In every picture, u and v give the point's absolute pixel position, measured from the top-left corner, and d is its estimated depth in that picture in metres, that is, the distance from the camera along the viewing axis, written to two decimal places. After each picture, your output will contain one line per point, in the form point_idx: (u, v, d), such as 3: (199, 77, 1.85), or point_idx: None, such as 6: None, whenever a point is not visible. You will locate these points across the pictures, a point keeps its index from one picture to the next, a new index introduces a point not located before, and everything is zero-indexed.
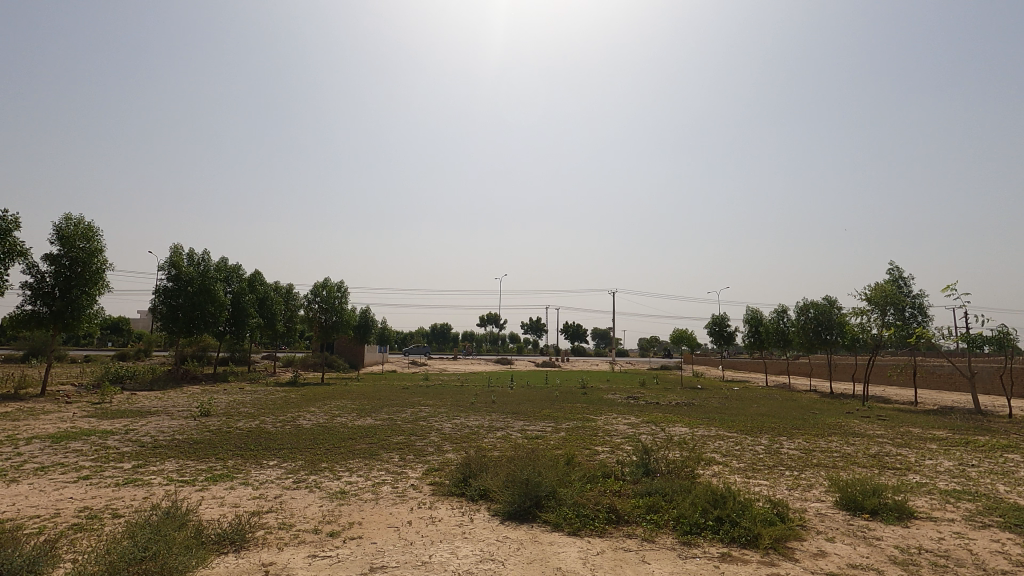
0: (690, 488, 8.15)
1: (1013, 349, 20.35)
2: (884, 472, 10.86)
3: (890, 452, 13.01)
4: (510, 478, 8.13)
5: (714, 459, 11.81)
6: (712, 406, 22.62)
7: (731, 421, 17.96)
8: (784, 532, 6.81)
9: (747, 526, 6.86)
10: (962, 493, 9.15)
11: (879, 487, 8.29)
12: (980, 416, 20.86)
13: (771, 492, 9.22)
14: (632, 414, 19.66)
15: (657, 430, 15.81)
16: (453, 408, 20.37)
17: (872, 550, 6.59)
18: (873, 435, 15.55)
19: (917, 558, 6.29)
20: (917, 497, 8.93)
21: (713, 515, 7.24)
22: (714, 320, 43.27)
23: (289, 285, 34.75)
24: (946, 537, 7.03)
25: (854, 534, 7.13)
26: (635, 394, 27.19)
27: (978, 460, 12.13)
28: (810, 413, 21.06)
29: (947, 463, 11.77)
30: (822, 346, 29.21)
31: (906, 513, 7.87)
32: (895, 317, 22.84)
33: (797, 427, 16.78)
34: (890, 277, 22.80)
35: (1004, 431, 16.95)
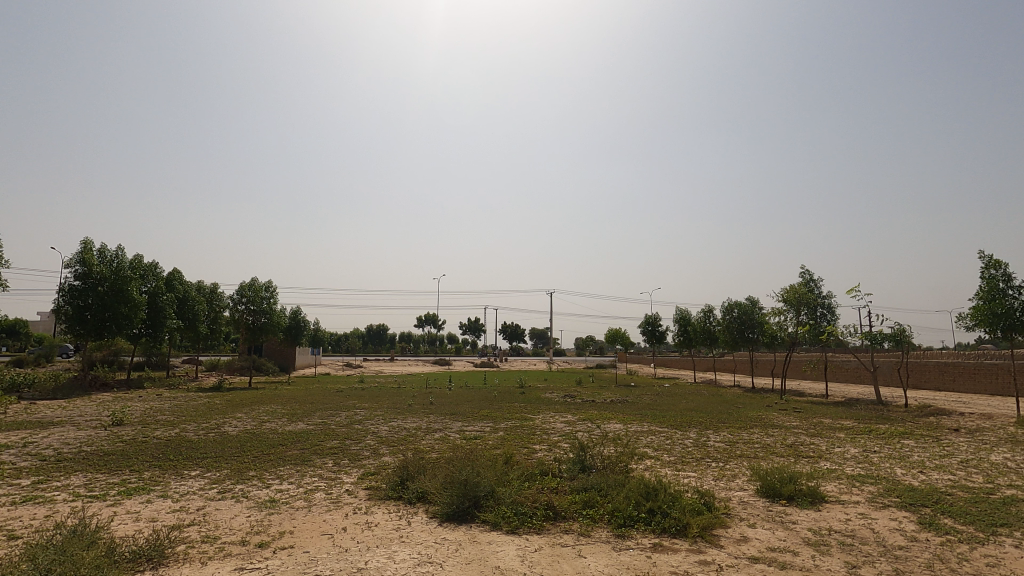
0: (623, 481, 8.44)
1: (909, 345, 22.44)
2: (799, 460, 11.70)
3: (804, 441, 14.03)
4: (449, 479, 8.09)
5: (646, 453, 12.27)
6: (644, 402, 23.55)
7: (662, 417, 18.70)
8: (710, 520, 7.20)
9: (677, 516, 7.21)
10: (866, 478, 9.98)
11: (795, 475, 8.91)
12: (882, 406, 22.80)
13: (697, 483, 9.72)
14: (568, 412, 20.08)
15: (593, 427, 16.26)
16: (390, 410, 20.06)
17: (788, 533, 7.09)
18: (789, 426, 16.64)
19: (827, 539, 6.82)
20: (826, 482, 9.68)
21: (646, 508, 7.52)
22: (647, 320, 44.96)
23: (212, 285, 32.91)
24: (852, 517, 7.69)
25: (773, 520, 7.64)
26: (572, 393, 27.77)
27: (880, 447, 13.28)
28: (734, 407, 22.42)
29: (854, 450, 12.81)
30: (744, 343, 31.01)
31: (817, 498, 8.51)
32: (808, 316, 24.62)
33: (721, 421, 17.74)
34: (804, 279, 24.57)
35: (901, 419, 18.72)
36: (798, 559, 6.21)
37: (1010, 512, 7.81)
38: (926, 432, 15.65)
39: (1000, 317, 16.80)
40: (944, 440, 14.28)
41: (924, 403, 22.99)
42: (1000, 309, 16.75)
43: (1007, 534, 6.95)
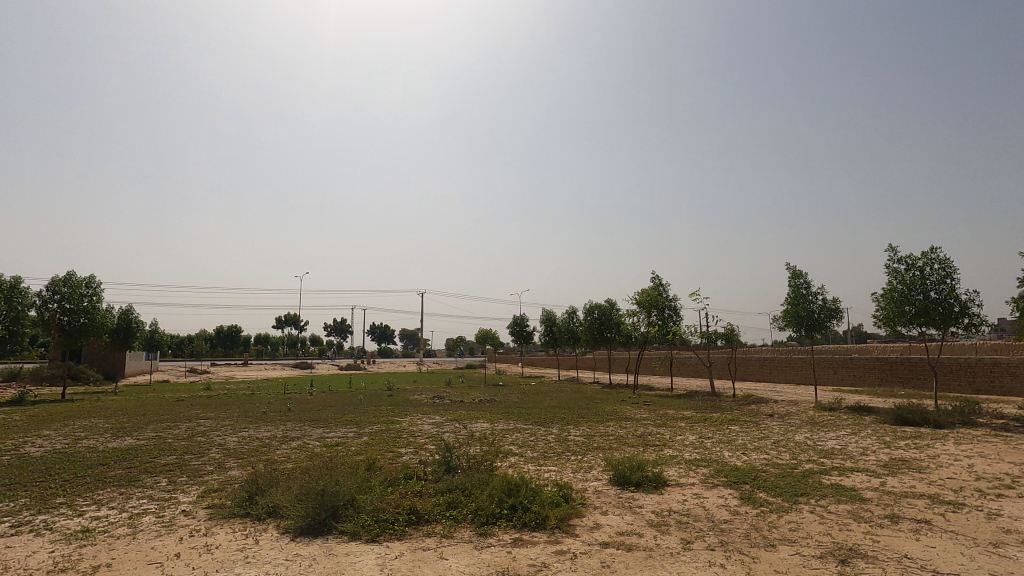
0: (487, 480, 8.49)
1: (737, 343, 25.61)
2: (646, 449, 12.75)
3: (651, 431, 15.36)
4: (304, 490, 7.50)
5: (510, 450, 12.50)
6: (511, 401, 24.14)
7: (528, 414, 19.27)
8: (567, 511, 7.49)
9: (537, 510, 7.40)
10: (702, 462, 11.12)
11: (643, 463, 9.63)
12: (716, 397, 25.73)
13: (557, 476, 10.10)
14: (436, 413, 19.88)
15: (460, 428, 16.25)
16: (240, 419, 18.27)
17: (635, 516, 7.64)
18: (640, 418, 18.06)
19: (667, 519, 7.46)
20: (669, 468, 10.61)
21: (507, 505, 7.61)
22: (515, 320, 46.21)
23: (14, 279, 27.06)
24: (689, 498, 8.49)
25: (623, 506, 8.17)
26: (441, 394, 27.58)
27: (713, 434, 14.92)
28: (593, 402, 23.88)
29: (693, 438, 14.24)
30: (603, 342, 33.18)
31: (661, 482, 9.29)
32: (657, 317, 26.98)
33: (581, 416, 18.77)
34: (654, 284, 26.90)
35: (729, 408, 21.32)
36: (643, 540, 6.68)
37: (809, 483, 9.19)
38: (749, 418, 17.93)
39: (803, 318, 19.81)
40: (763, 424, 16.45)
41: (747, 393, 26.45)
42: (804, 311, 19.76)
43: (806, 502, 8.14)
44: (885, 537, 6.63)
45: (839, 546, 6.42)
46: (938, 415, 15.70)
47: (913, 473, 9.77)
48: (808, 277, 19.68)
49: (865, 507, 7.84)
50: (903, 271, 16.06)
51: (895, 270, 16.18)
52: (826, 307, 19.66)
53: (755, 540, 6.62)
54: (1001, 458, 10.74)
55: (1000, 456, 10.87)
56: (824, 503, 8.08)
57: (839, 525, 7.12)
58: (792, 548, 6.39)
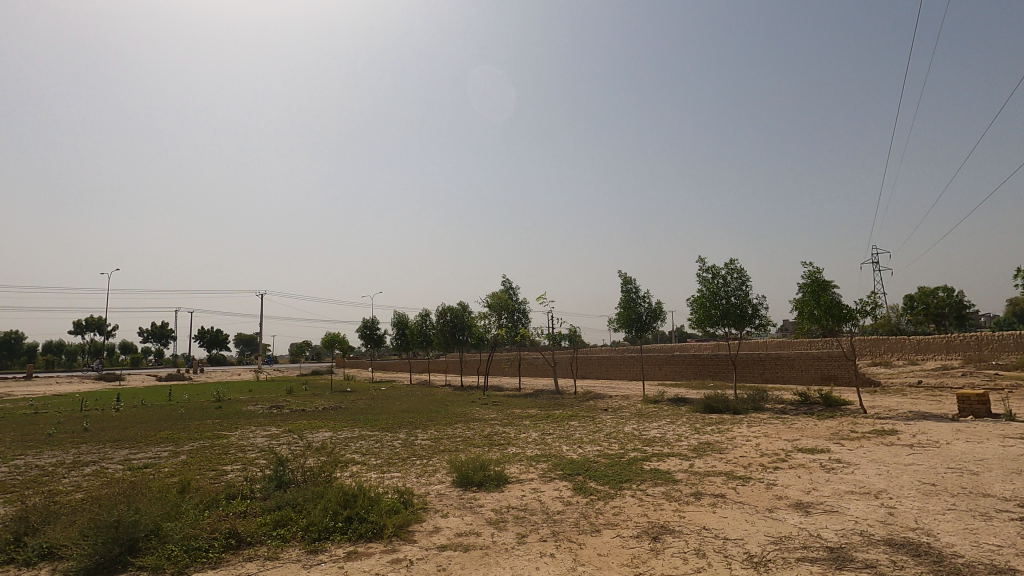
0: (324, 491, 7.67)
1: (578, 344, 27.27)
2: (491, 448, 12.86)
3: (497, 431, 15.62)
4: (88, 522, 5.86)
5: (351, 460, 11.63)
6: (358, 407, 22.98)
7: (374, 420, 18.41)
8: (406, 517, 7.17)
9: (375, 519, 6.93)
10: (541, 457, 11.40)
11: (485, 463, 9.68)
12: (559, 395, 27.08)
13: (398, 482, 9.69)
14: (273, 424, 18.06)
15: (298, 438, 14.95)
16: (11, 444, 14.84)
17: (474, 517, 7.55)
18: (488, 419, 18.23)
19: (505, 516, 7.51)
20: (511, 465, 10.83)
21: (344, 518, 6.99)
22: (365, 323, 44.36)
23: None
24: (527, 493, 8.71)
25: (463, 506, 8.10)
26: (279, 403, 25.29)
27: (554, 430, 15.61)
28: (444, 404, 23.73)
29: (536, 435, 14.70)
30: (455, 345, 33.22)
31: (502, 481, 9.39)
32: (507, 320, 27.69)
33: (431, 419, 18.49)
34: (505, 287, 27.58)
35: (571, 404, 22.61)
36: (482, 538, 6.57)
37: (632, 469, 9.76)
38: (587, 414, 19.07)
39: (633, 319, 21.71)
40: (598, 419, 17.58)
41: (587, 390, 28.36)
42: (634, 313, 21.66)
43: (629, 487, 8.50)
44: (690, 513, 6.89)
45: (652, 525, 6.57)
46: (736, 403, 18.16)
47: (714, 454, 11.10)
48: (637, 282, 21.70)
49: (676, 487, 8.35)
50: (710, 278, 18.38)
51: (704, 278, 18.45)
52: (651, 309, 21.81)
53: (582, 527, 6.60)
54: (779, 436, 12.71)
55: (779, 435, 12.85)
56: (643, 486, 8.46)
57: (654, 506, 7.38)
58: (613, 531, 6.45)
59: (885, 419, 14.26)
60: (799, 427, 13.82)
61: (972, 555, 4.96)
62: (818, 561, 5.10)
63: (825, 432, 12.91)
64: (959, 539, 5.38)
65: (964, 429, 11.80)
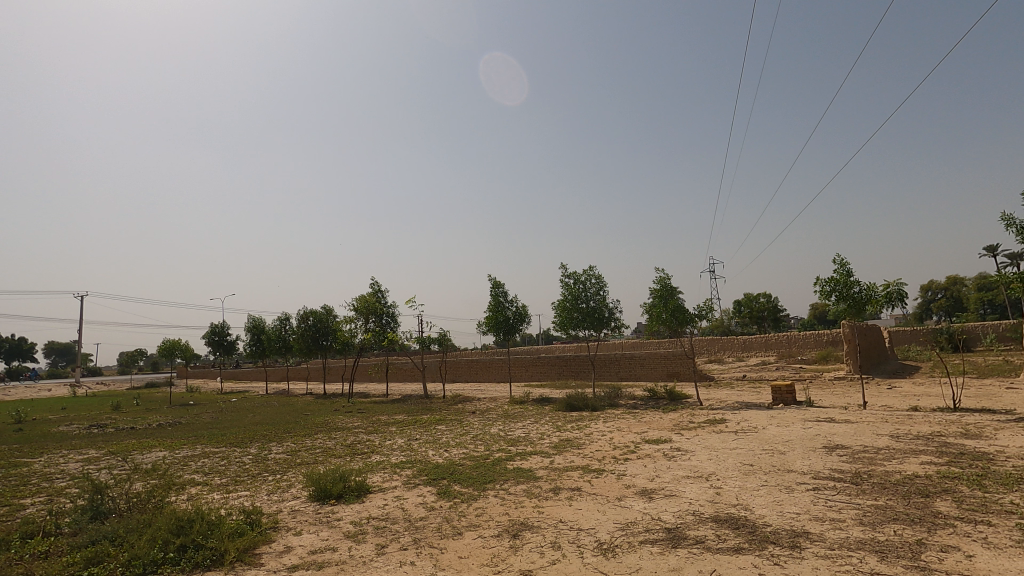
0: (149, 518, 5.92)
1: (448, 347, 27.07)
2: (353, 458, 12.07)
3: (361, 439, 14.80)
4: None
5: (190, 481, 9.67)
6: (201, 422, 20.43)
7: (219, 434, 16.56)
8: (251, 539, 5.88)
9: (212, 545, 5.52)
10: (406, 463, 11.04)
11: (345, 472, 8.57)
12: (428, 399, 26.68)
13: (243, 501, 8.06)
14: (89, 446, 15.23)
15: (120, 459, 12.76)
16: None
17: (331, 531, 6.51)
18: (351, 427, 17.33)
19: (366, 527, 6.56)
20: (373, 475, 9.96)
21: (170, 546, 5.41)
22: (213, 328, 40.04)
23: None
24: (390, 502, 7.79)
25: (319, 522, 6.90)
26: (100, 421, 21.74)
27: (421, 435, 15.22)
28: (302, 415, 22.05)
29: (401, 441, 14.26)
30: (317, 351, 31.22)
31: (364, 491, 8.41)
32: (374, 324, 26.67)
33: (287, 431, 17.00)
34: (373, 290, 26.53)
35: (439, 409, 22.30)
36: (336, 555, 5.69)
37: (497, 470, 9.77)
38: (455, 417, 18.99)
39: (501, 323, 22.14)
40: (465, 422, 17.55)
41: (456, 394, 28.24)
42: (502, 316, 22.09)
43: (491, 487, 8.45)
44: (549, 508, 7.02)
45: (513, 522, 6.52)
46: (594, 401, 19.32)
47: (573, 450, 11.65)
48: (505, 287, 22.11)
49: (536, 484, 8.55)
50: (572, 283, 19.35)
51: (567, 283, 19.37)
52: (518, 313, 22.36)
53: (444, 532, 6.28)
54: (630, 430, 13.68)
55: (630, 428, 13.92)
56: (506, 485, 8.53)
57: (515, 504, 7.34)
58: (475, 532, 6.24)
59: (716, 410, 16.08)
60: (647, 421, 15.10)
61: (779, 524, 5.68)
62: (657, 542, 5.49)
63: (668, 424, 14.19)
64: (769, 511, 6.16)
65: (775, 415, 13.73)
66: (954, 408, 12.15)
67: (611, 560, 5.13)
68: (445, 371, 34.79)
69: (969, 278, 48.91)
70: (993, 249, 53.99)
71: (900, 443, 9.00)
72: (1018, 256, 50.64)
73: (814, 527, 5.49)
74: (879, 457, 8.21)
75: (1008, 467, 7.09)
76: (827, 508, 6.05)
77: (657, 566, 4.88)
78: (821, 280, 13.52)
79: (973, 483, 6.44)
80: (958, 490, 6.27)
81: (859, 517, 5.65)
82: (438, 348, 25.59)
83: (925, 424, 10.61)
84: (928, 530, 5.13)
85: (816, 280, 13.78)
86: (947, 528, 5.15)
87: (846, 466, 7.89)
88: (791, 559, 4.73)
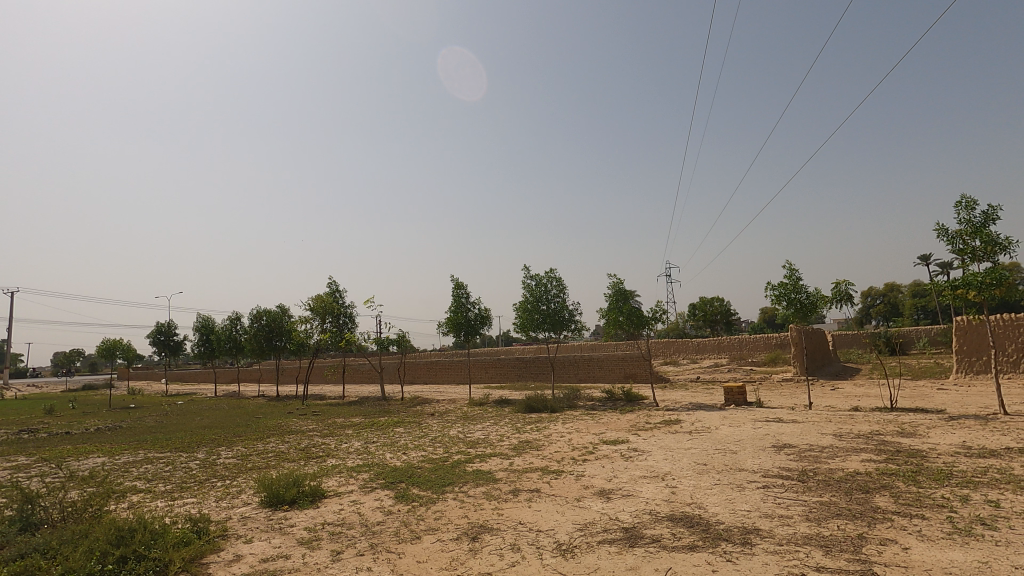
0: (86, 529, 5.55)
1: (407, 349, 26.66)
2: (308, 462, 11.71)
3: (316, 443, 14.39)
4: None
5: (131, 488, 9.15)
6: (144, 426, 19.39)
7: (163, 439, 15.75)
8: (198, 548, 5.60)
9: (155, 555, 5.21)
10: (362, 467, 10.76)
11: (300, 477, 8.28)
12: (385, 401, 26.22)
13: (189, 509, 7.66)
14: (18, 453, 14.18)
15: (53, 465, 11.92)
16: None
17: (283, 538, 6.26)
18: (305, 430, 16.82)
19: (320, 534, 6.34)
20: (329, 479, 9.65)
21: (109, 558, 5.05)
22: (158, 327, 38.15)
23: None
24: (346, 507, 7.56)
25: (272, 528, 6.64)
26: (30, 425, 20.35)
27: (378, 438, 14.93)
28: (254, 417, 21.26)
29: (358, 444, 13.93)
30: (270, 351, 30.19)
31: (318, 496, 8.14)
32: (331, 324, 26.03)
33: (237, 435, 16.33)
34: (330, 290, 25.84)
35: (397, 411, 21.95)
36: (289, 562, 5.48)
37: (456, 473, 9.65)
38: (412, 419, 18.70)
39: (462, 324, 21.96)
40: (423, 424, 17.30)
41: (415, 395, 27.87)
42: (462, 317, 21.93)
43: (451, 490, 8.34)
44: (508, 509, 6.97)
45: (472, 525, 6.44)
46: (553, 402, 19.42)
47: (533, 451, 11.64)
48: (467, 287, 21.94)
49: (496, 485, 8.50)
50: (533, 285, 19.42)
51: (528, 284, 19.43)
52: (479, 314, 22.25)
53: (401, 536, 6.15)
54: (589, 431, 13.80)
55: (588, 429, 14.04)
56: (466, 488, 8.44)
57: (474, 506, 7.26)
58: (433, 535, 6.13)
59: (671, 410, 16.44)
60: (605, 422, 15.25)
61: (731, 521, 5.82)
62: (615, 541, 5.54)
63: (625, 425, 14.38)
64: (721, 509, 6.30)
65: (728, 416, 14.13)
66: (890, 408, 12.81)
67: (570, 561, 5.13)
68: (404, 372, 34.31)
69: (904, 286, 51.82)
70: (925, 258, 57.45)
71: (842, 442, 9.41)
72: (948, 266, 54.05)
73: (764, 523, 5.65)
74: (823, 456, 8.55)
75: (939, 463, 7.53)
76: (776, 505, 6.24)
77: (615, 565, 4.91)
78: (771, 285, 14.05)
79: (908, 479, 6.79)
80: (896, 486, 6.59)
81: (805, 514, 5.86)
82: (397, 349, 25.14)
83: (865, 424, 11.14)
84: (869, 524, 5.37)
85: (767, 285, 14.32)
86: (885, 522, 5.40)
87: (793, 464, 8.18)
88: (742, 555, 4.85)
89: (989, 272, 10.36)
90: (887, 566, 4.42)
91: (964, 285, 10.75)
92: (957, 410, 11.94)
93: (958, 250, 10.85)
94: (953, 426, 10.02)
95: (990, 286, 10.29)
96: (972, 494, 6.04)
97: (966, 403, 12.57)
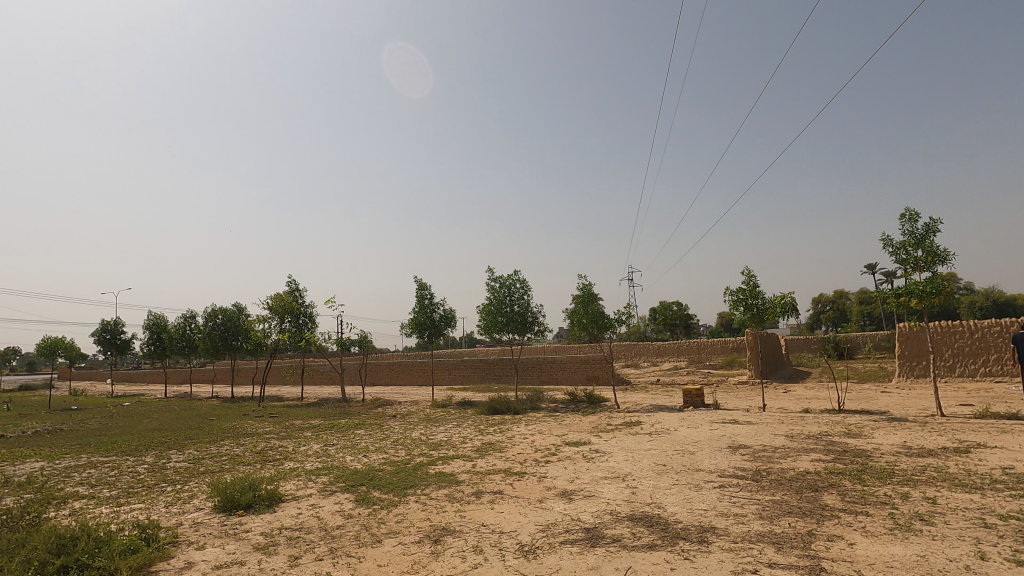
0: (24, 538, 5.26)
1: (369, 350, 26.19)
2: (265, 465, 11.41)
3: (273, 445, 14.05)
4: None
5: (74, 494, 8.71)
6: (87, 429, 18.46)
7: (108, 442, 15.04)
8: (146, 555, 5.40)
9: (100, 563, 4.97)
10: (321, 470, 10.53)
11: (255, 481, 8.07)
12: (346, 402, 25.73)
13: (136, 515, 7.34)
14: None
15: None
16: None
17: (238, 544, 6.10)
18: (261, 432, 16.40)
19: (277, 539, 6.20)
20: (286, 483, 9.43)
21: (48, 568, 4.80)
22: (104, 325, 36.37)
23: None
24: (304, 510, 7.42)
25: (225, 534, 6.44)
26: None
27: (338, 440, 14.69)
28: (206, 419, 20.52)
29: (316, 447, 13.64)
30: (225, 352, 29.18)
31: (275, 500, 7.94)
32: (290, 324, 25.42)
33: (189, 438, 15.77)
34: (290, 288, 25.20)
35: (358, 412, 21.63)
36: (244, 568, 5.35)
37: (418, 475, 9.59)
38: (374, 421, 18.42)
39: (425, 324, 21.76)
40: (385, 426, 17.07)
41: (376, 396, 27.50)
42: (426, 318, 21.77)
43: (413, 493, 8.27)
44: (471, 511, 6.99)
45: (434, 528, 6.41)
46: (516, 403, 19.52)
47: (496, 453, 11.64)
48: (431, 289, 21.80)
49: (459, 488, 8.50)
50: (498, 287, 19.42)
51: (492, 286, 19.43)
52: (442, 315, 22.12)
53: (362, 540, 6.08)
54: (552, 433, 13.92)
55: (551, 431, 14.17)
56: (428, 491, 8.37)
57: (437, 508, 7.22)
58: (395, 539, 6.08)
59: (632, 412, 16.77)
60: (567, 424, 15.40)
61: (689, 520, 5.99)
62: (577, 542, 5.62)
63: (588, 426, 14.65)
64: (679, 508, 6.48)
65: (687, 417, 14.56)
66: (839, 409, 13.48)
67: (532, 561, 5.19)
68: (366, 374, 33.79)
69: (851, 293, 54.37)
70: (872, 267, 60.26)
71: (793, 443, 9.81)
72: (892, 275, 57.16)
73: (720, 522, 5.84)
74: (776, 456, 8.89)
75: (882, 462, 7.96)
76: (731, 504, 6.47)
77: (577, 566, 4.99)
78: (730, 290, 14.47)
79: (854, 478, 7.14)
80: (842, 484, 6.92)
81: (759, 512, 6.10)
82: (359, 349, 24.72)
83: (815, 425, 11.63)
84: (818, 521, 5.63)
85: (726, 291, 14.74)
86: (833, 519, 5.67)
87: (747, 464, 8.48)
88: (699, 553, 5.01)
89: (929, 282, 10.97)
90: (834, 561, 4.64)
91: (906, 294, 11.35)
92: (899, 411, 12.64)
93: (902, 260, 11.46)
94: (895, 427, 10.59)
95: (930, 295, 10.91)
96: (912, 491, 6.40)
97: (907, 405, 13.32)
